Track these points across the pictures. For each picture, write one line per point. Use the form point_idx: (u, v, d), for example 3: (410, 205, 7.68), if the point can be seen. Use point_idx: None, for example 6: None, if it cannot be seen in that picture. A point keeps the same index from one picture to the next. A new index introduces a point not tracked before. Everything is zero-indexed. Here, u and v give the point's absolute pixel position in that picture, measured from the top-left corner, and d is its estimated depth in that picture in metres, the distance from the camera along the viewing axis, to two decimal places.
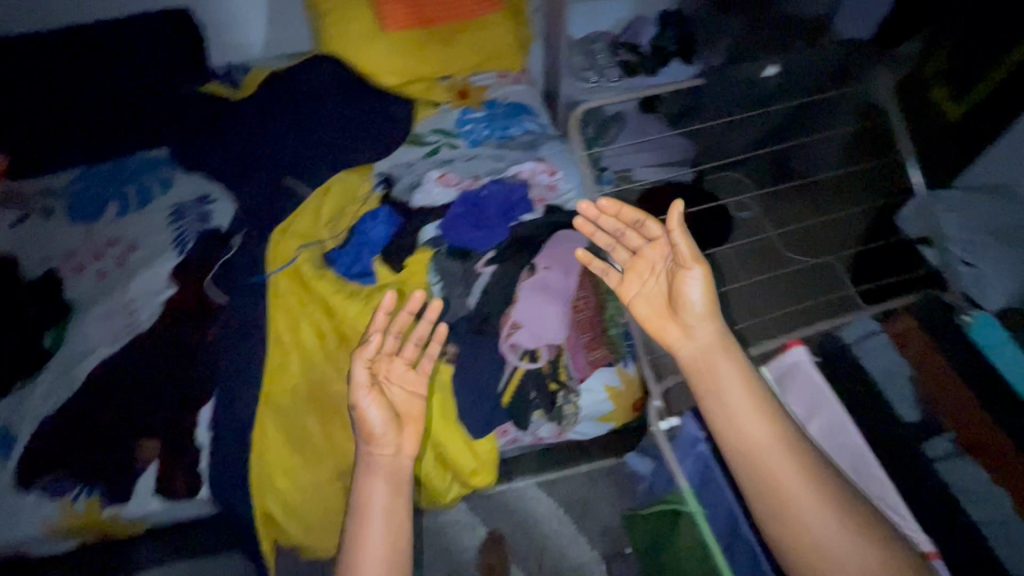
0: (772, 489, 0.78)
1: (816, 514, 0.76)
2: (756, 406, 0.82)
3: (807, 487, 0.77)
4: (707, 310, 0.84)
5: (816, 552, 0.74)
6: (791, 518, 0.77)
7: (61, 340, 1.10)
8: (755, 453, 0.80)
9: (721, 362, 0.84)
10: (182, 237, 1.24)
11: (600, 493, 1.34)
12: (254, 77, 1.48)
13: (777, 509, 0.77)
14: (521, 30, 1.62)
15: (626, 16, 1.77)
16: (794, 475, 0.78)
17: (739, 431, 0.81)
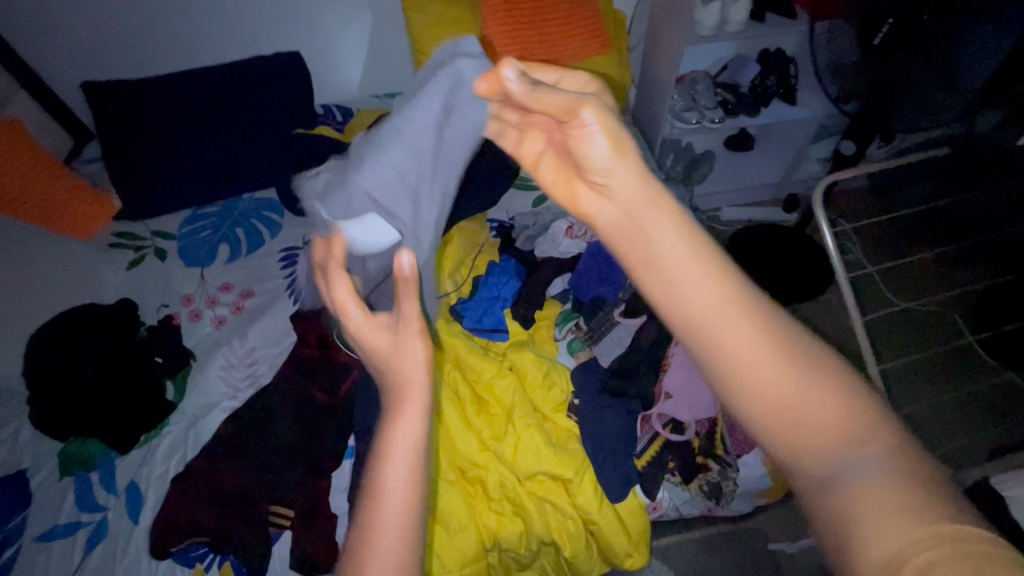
0: (717, 360, 0.51)
1: (810, 388, 0.47)
2: (691, 262, 0.54)
3: (770, 356, 0.49)
4: (613, 154, 0.56)
5: (771, 414, 0.48)
6: (715, 344, 0.51)
7: (184, 392, 1.08)
8: (699, 325, 0.53)
9: (655, 239, 0.56)
10: (296, 284, 1.23)
11: (723, 564, 1.23)
12: (361, 121, 1.48)
13: (713, 340, 0.51)
14: (624, 72, 1.59)
15: (725, 56, 1.71)
16: (717, 301, 0.52)
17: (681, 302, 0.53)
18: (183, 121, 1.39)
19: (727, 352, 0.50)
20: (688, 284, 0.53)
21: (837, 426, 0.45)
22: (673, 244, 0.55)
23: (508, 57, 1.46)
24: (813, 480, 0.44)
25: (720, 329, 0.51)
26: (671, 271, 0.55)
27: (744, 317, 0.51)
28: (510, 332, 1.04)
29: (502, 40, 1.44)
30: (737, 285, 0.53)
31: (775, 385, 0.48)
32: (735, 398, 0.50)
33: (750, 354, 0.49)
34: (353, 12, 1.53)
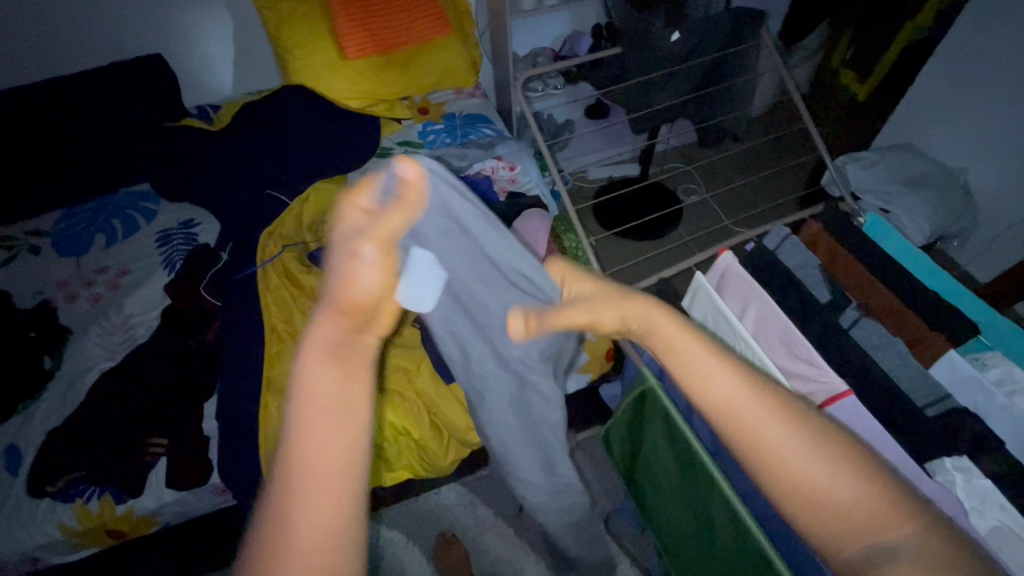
0: (756, 460, 0.47)
1: (847, 482, 0.44)
2: (716, 353, 0.53)
3: (799, 441, 0.47)
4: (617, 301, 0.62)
5: (825, 508, 0.45)
6: (750, 443, 0.48)
7: (61, 362, 1.15)
8: (730, 418, 0.49)
9: (670, 332, 0.56)
10: (171, 258, 1.32)
11: (591, 459, 1.40)
12: (228, 112, 1.59)
13: (742, 433, 0.48)
14: (472, 51, 1.78)
15: (564, 32, 1.91)
16: (748, 389, 0.50)
17: (709, 396, 0.51)
18: (40, 122, 1.43)
19: (766, 443, 0.47)
20: (715, 377, 0.51)
21: (873, 508, 0.44)
22: (681, 338, 0.55)
23: (358, 43, 1.61)
24: (866, 567, 0.42)
25: (738, 410, 0.49)
26: (689, 363, 0.53)
27: (763, 404, 0.48)
28: None
29: (351, 29, 1.60)
30: (744, 373, 0.51)
31: (813, 474, 0.45)
32: (769, 487, 0.47)
33: (776, 434, 0.47)
34: (210, 13, 1.65)
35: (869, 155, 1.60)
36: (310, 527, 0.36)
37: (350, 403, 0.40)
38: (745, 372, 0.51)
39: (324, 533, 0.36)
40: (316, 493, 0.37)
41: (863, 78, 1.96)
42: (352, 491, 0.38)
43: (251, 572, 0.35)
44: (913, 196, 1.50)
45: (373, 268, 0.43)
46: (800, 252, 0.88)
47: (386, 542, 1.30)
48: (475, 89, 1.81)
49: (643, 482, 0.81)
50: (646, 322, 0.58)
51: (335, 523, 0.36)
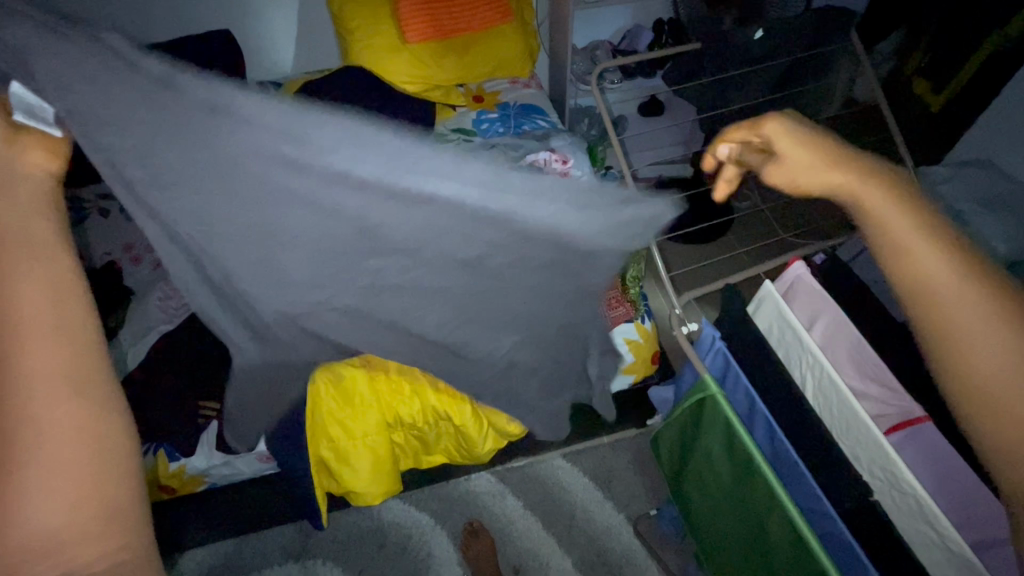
0: (952, 361, 0.53)
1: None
2: (939, 251, 0.54)
3: (1005, 355, 0.51)
4: (823, 160, 0.58)
5: (1005, 419, 0.51)
6: (951, 339, 0.53)
7: (124, 320, 1.20)
8: (939, 314, 0.53)
9: (887, 211, 0.56)
10: None
11: (625, 460, 1.38)
12: (287, 89, 1.62)
13: (941, 323, 0.53)
14: (530, 40, 1.76)
15: (625, 25, 1.86)
16: (964, 288, 0.52)
17: (919, 287, 0.54)
18: None
19: (972, 345, 0.52)
20: (930, 279, 0.53)
21: None
22: (903, 220, 0.55)
23: (419, 27, 1.61)
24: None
25: (947, 299, 0.53)
26: (911, 252, 0.54)
27: (977, 297, 0.52)
28: None
29: (412, 13, 1.60)
30: (971, 269, 0.53)
31: (1017, 394, 0.50)
32: (950, 379, 0.54)
33: (979, 334, 0.52)
34: None
35: (942, 169, 1.54)
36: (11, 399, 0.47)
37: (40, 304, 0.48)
38: (971, 272, 0.53)
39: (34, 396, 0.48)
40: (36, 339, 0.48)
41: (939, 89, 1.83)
42: (50, 368, 0.48)
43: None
44: (990, 215, 1.42)
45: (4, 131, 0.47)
46: None
47: (415, 524, 1.31)
48: (530, 79, 1.80)
49: (689, 491, 0.80)
50: (857, 199, 0.57)
51: (39, 374, 0.48)
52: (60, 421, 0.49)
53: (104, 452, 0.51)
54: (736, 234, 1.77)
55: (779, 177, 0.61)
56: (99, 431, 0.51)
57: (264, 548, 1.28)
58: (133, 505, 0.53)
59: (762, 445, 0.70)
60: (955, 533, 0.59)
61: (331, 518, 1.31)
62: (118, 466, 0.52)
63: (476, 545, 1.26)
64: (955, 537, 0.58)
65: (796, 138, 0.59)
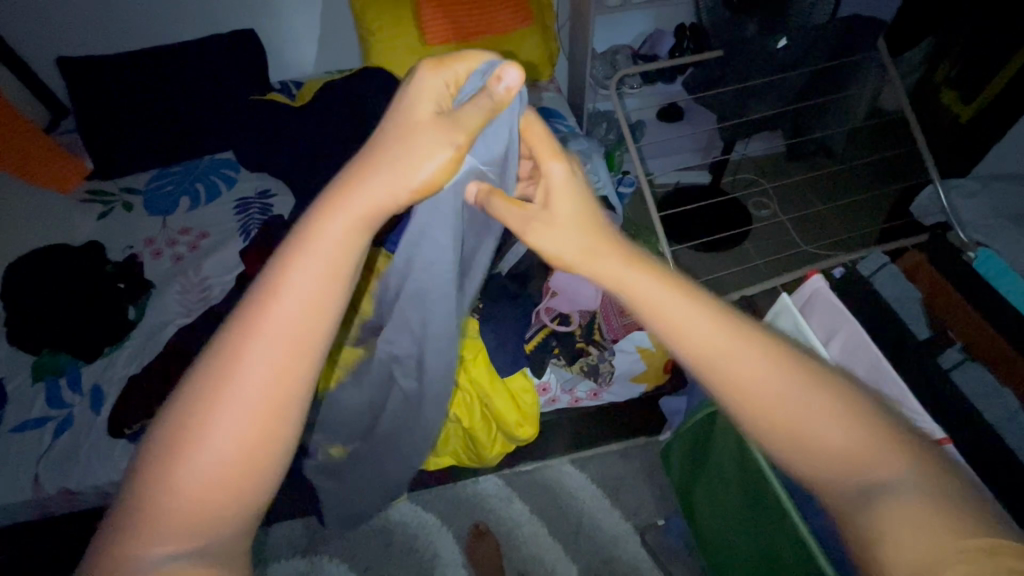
0: (745, 408, 0.50)
1: (823, 429, 0.48)
2: (702, 307, 0.53)
3: (808, 399, 0.49)
4: (549, 208, 0.60)
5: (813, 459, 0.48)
6: (727, 393, 0.51)
7: (143, 313, 1.22)
8: (726, 371, 0.51)
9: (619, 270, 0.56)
10: (247, 226, 1.38)
11: (633, 470, 1.37)
12: (309, 90, 1.64)
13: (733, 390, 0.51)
14: (550, 45, 1.76)
15: (646, 31, 1.85)
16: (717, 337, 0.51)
17: (681, 340, 0.52)
18: (145, 89, 1.53)
19: (749, 392, 0.50)
20: (686, 329, 0.52)
21: (846, 450, 0.47)
22: (649, 281, 0.54)
23: (440, 30, 1.62)
24: (852, 497, 0.46)
25: (724, 357, 0.51)
26: (673, 319, 0.52)
27: (742, 345, 0.51)
28: None
29: (434, 16, 1.61)
30: (735, 322, 0.53)
31: (818, 438, 0.48)
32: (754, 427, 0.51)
33: (760, 385, 0.50)
34: None
35: (972, 182, 1.50)
36: (271, 322, 0.43)
37: (337, 237, 0.45)
38: (722, 320, 0.52)
39: (283, 340, 0.43)
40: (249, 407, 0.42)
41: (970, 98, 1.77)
42: (311, 297, 0.44)
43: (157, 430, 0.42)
44: None
45: None
46: (898, 282, 0.82)
47: (421, 525, 1.32)
48: (549, 83, 1.80)
49: (699, 505, 0.79)
50: (631, 270, 0.55)
51: (221, 443, 0.41)
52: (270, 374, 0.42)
53: (279, 415, 0.43)
54: (754, 244, 1.73)
55: (544, 244, 0.59)
56: (292, 384, 0.43)
57: (271, 542, 1.29)
58: (269, 481, 0.44)
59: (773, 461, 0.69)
60: None
61: (338, 515, 1.32)
62: (284, 432, 0.43)
63: (481, 548, 1.25)
64: None
65: (561, 175, 0.60)
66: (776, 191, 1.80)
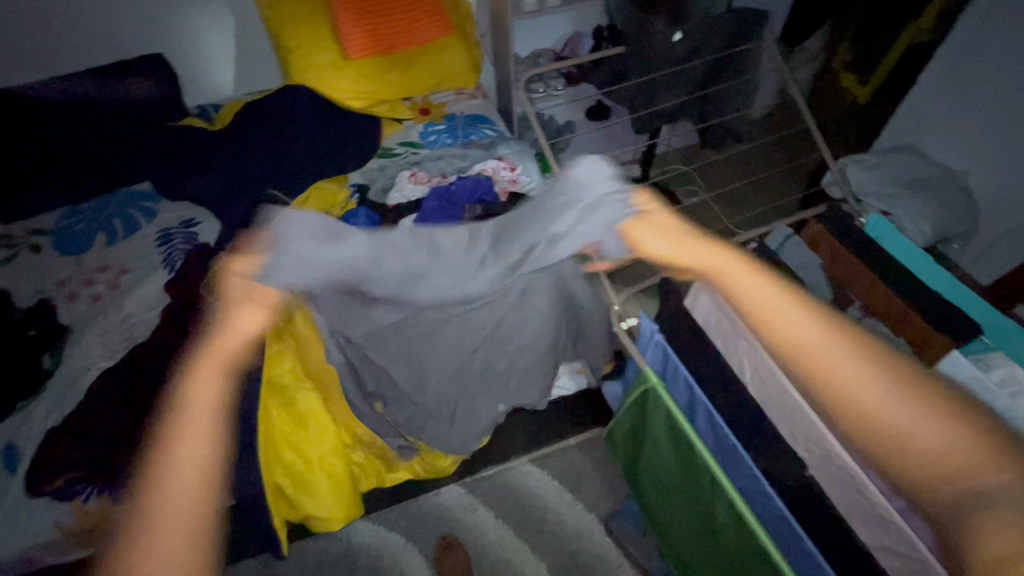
0: (840, 408, 0.55)
1: (928, 431, 0.51)
2: (807, 310, 0.58)
3: (882, 391, 0.53)
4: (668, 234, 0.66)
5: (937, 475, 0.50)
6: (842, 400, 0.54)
7: (60, 360, 1.13)
8: (815, 372, 0.56)
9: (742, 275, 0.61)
10: (170, 258, 1.30)
11: (593, 460, 1.40)
12: (228, 113, 1.60)
13: (841, 396, 0.54)
14: (473, 52, 1.78)
15: (566, 33, 1.90)
16: (828, 339, 0.56)
17: (783, 341, 0.57)
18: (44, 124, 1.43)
19: (861, 390, 0.53)
20: (799, 335, 0.57)
21: (959, 450, 0.50)
22: (755, 287, 0.60)
23: (361, 44, 1.61)
24: (950, 503, 0.49)
25: (823, 362, 0.55)
26: (768, 314, 0.59)
27: (852, 358, 0.55)
28: None
29: (353, 30, 1.59)
30: (835, 324, 0.57)
31: (944, 449, 0.50)
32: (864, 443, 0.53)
33: (871, 396, 0.53)
34: (214, 13, 1.65)
35: (870, 156, 1.63)
36: (160, 476, 0.53)
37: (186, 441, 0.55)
38: (825, 314, 0.58)
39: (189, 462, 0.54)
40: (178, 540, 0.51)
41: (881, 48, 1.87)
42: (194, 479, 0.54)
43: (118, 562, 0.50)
44: (913, 199, 1.53)
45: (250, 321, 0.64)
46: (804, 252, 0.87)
47: (386, 544, 1.29)
48: (476, 90, 1.81)
49: (646, 484, 0.81)
50: (722, 271, 0.63)
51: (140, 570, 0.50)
52: (182, 490, 0.53)
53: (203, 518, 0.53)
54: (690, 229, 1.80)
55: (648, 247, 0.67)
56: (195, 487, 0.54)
57: None
58: None
59: (705, 435, 0.71)
60: (885, 498, 0.61)
61: (298, 548, 1.27)
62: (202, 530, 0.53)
63: (450, 560, 1.24)
64: (885, 503, 0.61)
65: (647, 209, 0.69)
66: (704, 177, 1.87)
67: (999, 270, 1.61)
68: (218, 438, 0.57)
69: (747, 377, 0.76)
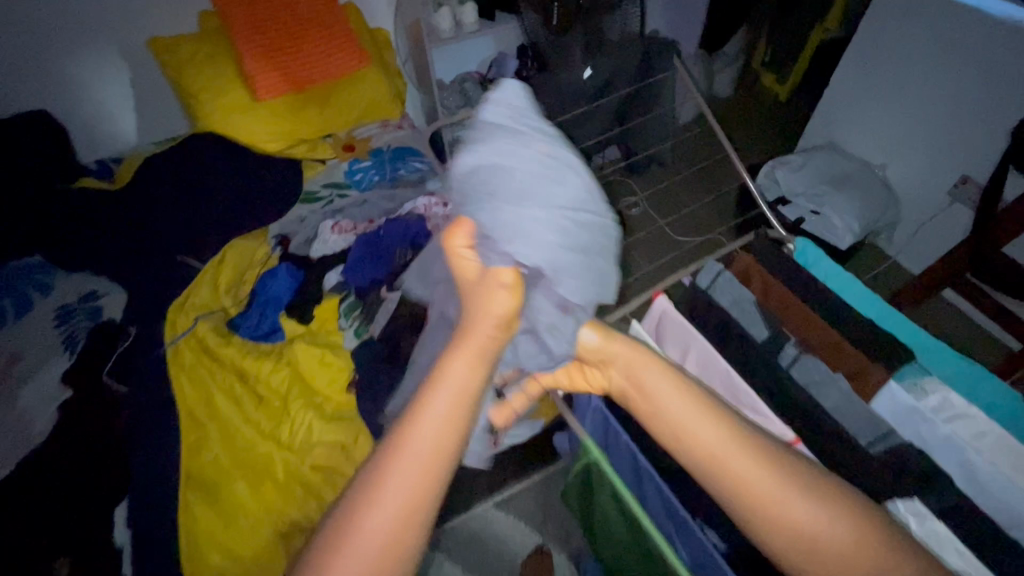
0: (739, 506, 0.51)
1: (820, 517, 0.48)
2: (690, 400, 0.56)
3: (776, 482, 0.50)
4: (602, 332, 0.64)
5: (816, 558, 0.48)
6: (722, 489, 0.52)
7: None
8: (714, 468, 0.52)
9: (646, 374, 0.60)
10: (70, 339, 1.10)
11: (556, 496, 1.36)
12: (130, 167, 1.47)
13: (728, 493, 0.51)
14: (394, 83, 1.71)
15: (491, 54, 1.86)
16: (717, 425, 0.54)
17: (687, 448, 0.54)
18: None
19: (751, 484, 0.50)
20: (688, 424, 0.54)
21: (841, 534, 0.48)
22: (671, 398, 0.57)
23: (271, 82, 1.49)
24: None
25: (721, 464, 0.52)
26: (653, 398, 0.58)
27: (762, 465, 0.51)
28: (286, 330, 1.10)
29: (261, 68, 1.48)
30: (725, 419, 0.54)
31: (833, 545, 0.48)
32: (758, 528, 0.50)
33: (762, 489, 0.50)
34: (103, 58, 1.51)
35: (797, 156, 1.68)
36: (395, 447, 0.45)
37: (433, 429, 0.46)
38: (713, 406, 0.55)
39: (432, 449, 0.45)
40: (393, 540, 0.43)
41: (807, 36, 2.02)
42: (432, 447, 0.45)
43: (325, 533, 0.44)
44: (840, 198, 1.56)
45: (503, 298, 0.53)
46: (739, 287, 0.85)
47: None
48: (402, 120, 1.74)
49: (611, 552, 0.74)
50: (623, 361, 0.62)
51: (364, 539, 0.43)
52: (410, 488, 0.44)
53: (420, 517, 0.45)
54: (635, 246, 1.78)
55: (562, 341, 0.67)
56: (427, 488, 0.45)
57: None
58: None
59: (658, 505, 0.66)
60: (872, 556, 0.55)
61: None
62: (416, 533, 0.45)
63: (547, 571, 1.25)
64: None
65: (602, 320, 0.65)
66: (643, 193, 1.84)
67: (924, 257, 1.68)
68: (455, 438, 0.47)
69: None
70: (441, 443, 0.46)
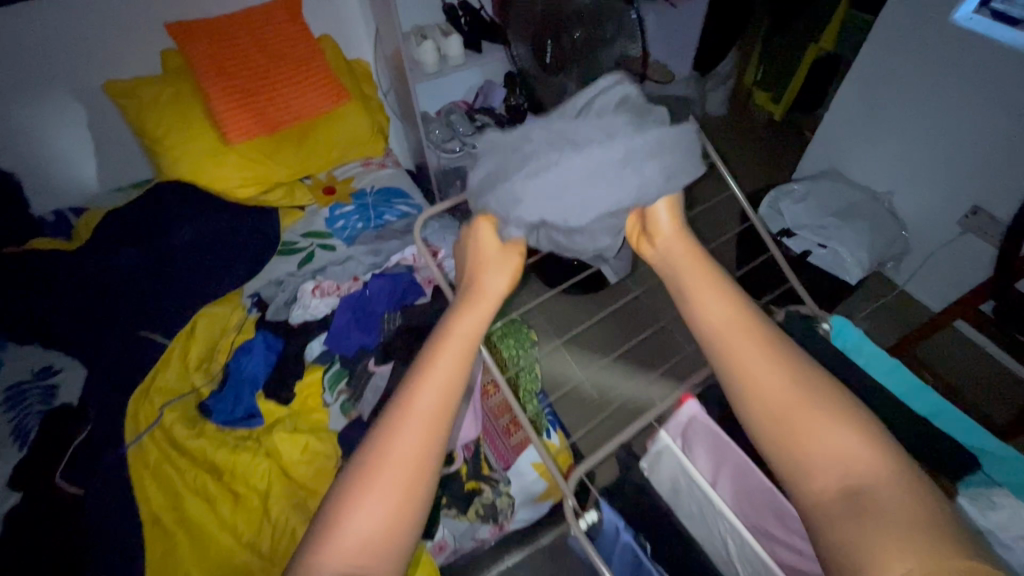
0: (743, 383, 0.54)
1: (824, 428, 0.49)
2: (729, 302, 0.60)
3: (788, 388, 0.52)
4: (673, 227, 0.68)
5: (810, 466, 0.48)
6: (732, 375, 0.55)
7: None
8: (725, 346, 0.56)
9: (690, 280, 0.63)
10: (21, 427, 1.00)
11: (567, 562, 1.25)
12: (89, 221, 1.34)
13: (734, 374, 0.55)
14: (376, 117, 1.60)
15: (477, 83, 1.77)
16: (742, 323, 0.57)
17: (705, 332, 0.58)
18: None
19: (755, 374, 0.53)
20: (716, 318, 0.59)
21: (860, 457, 0.47)
22: (709, 301, 0.60)
23: (242, 125, 1.39)
24: (833, 511, 0.45)
25: (735, 348, 0.56)
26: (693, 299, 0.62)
27: (776, 362, 0.54)
28: (265, 414, 1.01)
29: (231, 111, 1.37)
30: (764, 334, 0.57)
31: (847, 457, 0.47)
32: (767, 431, 0.51)
33: (776, 393, 0.52)
34: (57, 103, 1.39)
35: (798, 186, 1.62)
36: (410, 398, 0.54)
37: (442, 384, 0.55)
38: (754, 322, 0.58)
39: (438, 396, 0.54)
40: (403, 477, 0.50)
41: (800, 57, 1.99)
42: (437, 404, 0.54)
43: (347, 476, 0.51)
44: (848, 229, 1.50)
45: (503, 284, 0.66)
46: None
47: None
48: (385, 157, 1.64)
49: None
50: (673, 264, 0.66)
51: (384, 478, 0.49)
52: (422, 435, 0.52)
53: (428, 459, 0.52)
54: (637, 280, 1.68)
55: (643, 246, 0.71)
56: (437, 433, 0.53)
57: None
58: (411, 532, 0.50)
59: None
60: None
61: None
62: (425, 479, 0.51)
63: None
64: None
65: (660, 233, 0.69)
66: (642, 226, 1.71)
67: (936, 284, 1.61)
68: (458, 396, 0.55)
69: (736, 563, 0.61)
70: (474, 328, 0.60)
